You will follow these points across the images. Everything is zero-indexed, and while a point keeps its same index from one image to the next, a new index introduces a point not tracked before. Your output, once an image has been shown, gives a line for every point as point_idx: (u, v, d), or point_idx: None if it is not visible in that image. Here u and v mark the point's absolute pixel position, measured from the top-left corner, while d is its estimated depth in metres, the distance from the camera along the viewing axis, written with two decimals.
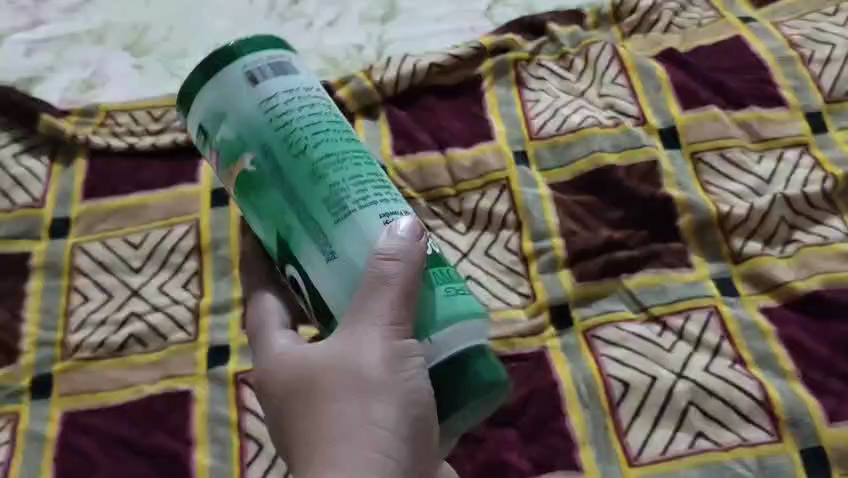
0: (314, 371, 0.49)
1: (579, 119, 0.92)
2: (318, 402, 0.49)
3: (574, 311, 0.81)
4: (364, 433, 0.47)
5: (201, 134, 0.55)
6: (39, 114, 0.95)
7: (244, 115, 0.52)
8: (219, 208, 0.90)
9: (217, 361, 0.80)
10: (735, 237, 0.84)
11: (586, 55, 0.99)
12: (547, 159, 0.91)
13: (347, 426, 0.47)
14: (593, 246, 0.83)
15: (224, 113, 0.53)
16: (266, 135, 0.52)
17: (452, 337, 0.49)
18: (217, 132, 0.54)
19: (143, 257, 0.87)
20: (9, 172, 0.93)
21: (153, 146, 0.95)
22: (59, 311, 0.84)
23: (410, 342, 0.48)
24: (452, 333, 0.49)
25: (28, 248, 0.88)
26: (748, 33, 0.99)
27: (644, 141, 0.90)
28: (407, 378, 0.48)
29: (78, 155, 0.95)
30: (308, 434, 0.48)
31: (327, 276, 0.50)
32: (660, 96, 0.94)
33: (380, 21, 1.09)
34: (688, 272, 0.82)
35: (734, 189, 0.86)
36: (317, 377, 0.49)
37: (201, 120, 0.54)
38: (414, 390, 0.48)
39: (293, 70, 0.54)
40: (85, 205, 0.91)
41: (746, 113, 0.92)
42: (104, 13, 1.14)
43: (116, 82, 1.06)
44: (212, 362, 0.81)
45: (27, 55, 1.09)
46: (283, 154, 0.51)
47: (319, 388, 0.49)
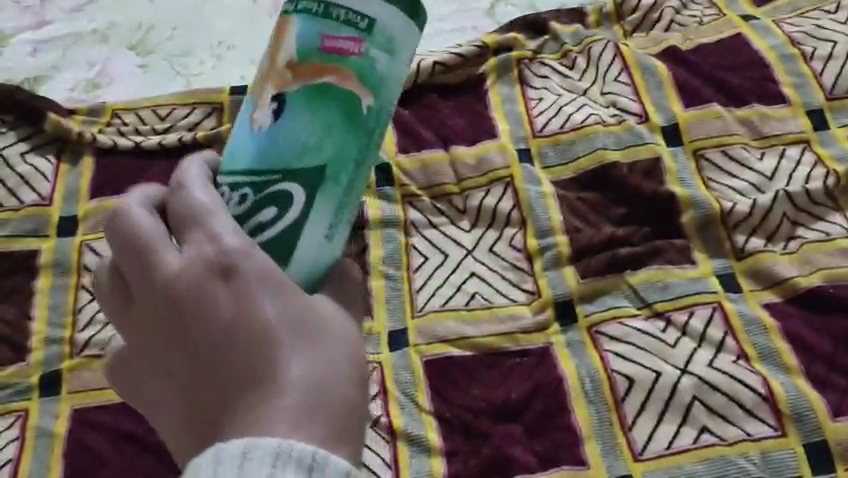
0: (286, 311, 0.40)
1: (582, 117, 0.92)
2: (282, 341, 0.39)
3: (578, 307, 0.82)
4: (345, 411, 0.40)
5: (360, 17, 0.42)
6: (45, 113, 0.96)
7: (398, 74, 0.43)
8: None
9: None
10: (738, 234, 0.84)
11: (588, 53, 0.99)
12: (551, 157, 0.91)
13: (326, 388, 0.40)
14: (596, 243, 0.84)
15: (392, 43, 0.43)
16: (386, 104, 0.44)
17: None
18: (374, 46, 0.42)
19: None
20: (16, 171, 0.93)
21: (160, 145, 0.96)
22: (67, 308, 0.85)
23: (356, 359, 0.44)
24: None
25: (36, 247, 0.89)
26: (749, 31, 1.00)
27: (647, 139, 0.90)
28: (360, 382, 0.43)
29: (85, 154, 0.96)
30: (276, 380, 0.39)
31: (319, 246, 0.43)
32: (662, 93, 0.94)
33: None
34: (691, 269, 0.83)
35: (737, 187, 0.87)
36: (295, 324, 0.40)
37: (365, 7, 0.42)
38: None
39: None
40: (93, 203, 0.92)
41: (748, 110, 0.92)
42: (107, 11, 1.14)
43: (121, 82, 1.08)
44: None
45: (33, 54, 1.10)
46: (379, 129, 0.44)
47: (304, 334, 0.40)
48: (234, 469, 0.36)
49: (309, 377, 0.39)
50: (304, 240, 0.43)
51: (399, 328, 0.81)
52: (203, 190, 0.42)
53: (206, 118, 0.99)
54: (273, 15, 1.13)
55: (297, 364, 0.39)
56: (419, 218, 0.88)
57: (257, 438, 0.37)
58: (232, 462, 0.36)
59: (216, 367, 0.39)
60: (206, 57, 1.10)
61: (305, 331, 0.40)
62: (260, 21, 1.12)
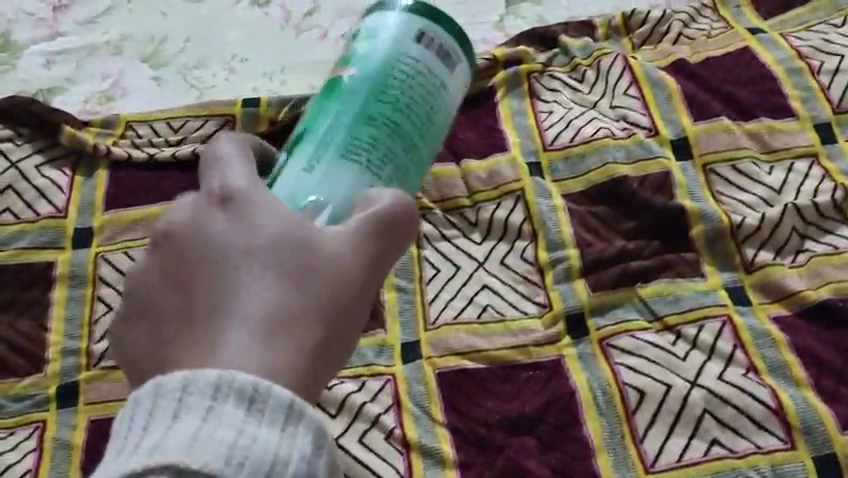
0: (244, 233, 0.42)
1: (592, 130, 0.93)
2: (236, 262, 0.41)
3: (590, 321, 0.83)
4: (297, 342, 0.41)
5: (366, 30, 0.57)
6: (61, 126, 0.97)
7: (375, 51, 0.55)
8: None
9: None
10: (747, 247, 0.85)
11: (598, 67, 1.00)
12: (561, 170, 0.92)
13: (275, 307, 0.41)
14: (607, 256, 0.85)
15: (374, 32, 0.56)
16: (369, 71, 0.55)
17: None
18: (367, 40, 0.56)
19: None
20: (32, 183, 0.94)
21: (173, 157, 0.96)
22: (84, 320, 0.86)
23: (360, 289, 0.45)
24: None
25: (53, 258, 0.90)
26: (757, 44, 1.01)
27: (657, 152, 0.91)
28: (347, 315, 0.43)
29: (100, 166, 0.97)
30: (224, 302, 0.41)
31: (291, 180, 0.52)
32: (672, 107, 0.95)
33: None
34: (701, 282, 0.84)
35: (746, 200, 0.88)
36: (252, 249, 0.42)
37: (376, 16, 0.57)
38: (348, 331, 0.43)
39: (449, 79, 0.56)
40: (108, 215, 0.93)
41: (757, 124, 0.93)
42: (121, 23, 1.16)
43: (135, 94, 1.09)
44: None
45: (47, 66, 1.11)
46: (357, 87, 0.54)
47: (262, 258, 0.42)
48: (174, 403, 0.38)
49: (255, 298, 0.41)
50: (284, 177, 0.52)
51: (412, 339, 0.82)
52: (235, 148, 0.47)
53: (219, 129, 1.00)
54: (285, 28, 1.14)
55: (250, 281, 0.41)
56: (431, 230, 0.89)
57: (195, 372, 0.39)
58: (174, 397, 0.38)
59: (177, 284, 0.42)
60: (218, 68, 1.11)
61: (267, 263, 0.41)
62: (271, 32, 1.13)
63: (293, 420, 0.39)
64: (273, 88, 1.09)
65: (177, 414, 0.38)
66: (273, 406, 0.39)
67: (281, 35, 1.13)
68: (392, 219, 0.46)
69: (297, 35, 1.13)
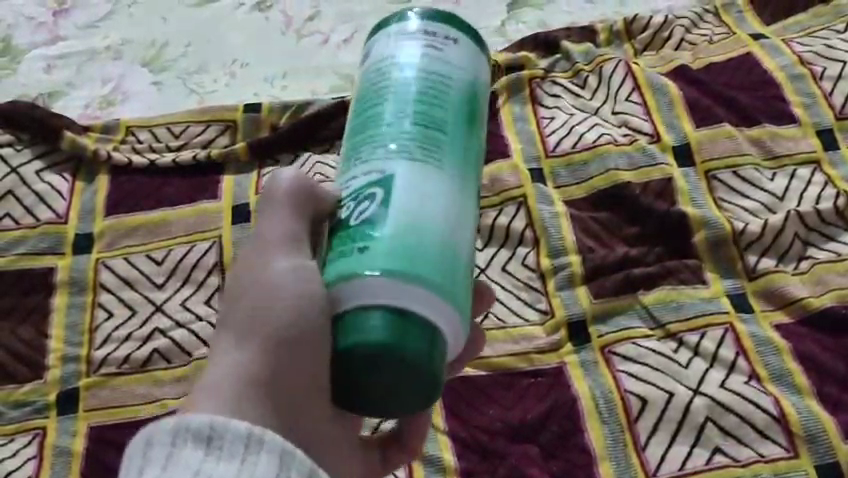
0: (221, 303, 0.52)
1: (594, 137, 0.93)
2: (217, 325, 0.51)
3: (592, 328, 0.82)
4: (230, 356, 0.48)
5: None
6: (62, 131, 0.97)
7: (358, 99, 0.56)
8: (241, 225, 0.91)
9: None
10: (750, 254, 0.85)
11: (600, 72, 1.00)
12: (563, 176, 0.92)
13: (221, 341, 0.49)
14: (609, 263, 0.85)
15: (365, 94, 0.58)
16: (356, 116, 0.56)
17: (375, 292, 0.45)
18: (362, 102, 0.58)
19: (166, 273, 0.88)
20: (32, 189, 0.94)
21: (174, 163, 0.96)
22: (84, 327, 0.86)
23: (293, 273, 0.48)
24: (369, 287, 0.45)
25: (53, 264, 0.90)
26: (759, 50, 1.00)
27: (658, 158, 0.91)
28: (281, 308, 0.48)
29: (100, 172, 0.97)
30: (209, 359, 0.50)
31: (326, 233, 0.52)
32: (673, 113, 0.94)
33: None
34: (703, 289, 0.84)
35: (748, 207, 0.88)
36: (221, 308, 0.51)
37: None
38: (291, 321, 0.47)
39: (397, 44, 0.53)
40: (109, 221, 0.93)
41: (759, 130, 0.93)
42: (122, 28, 1.15)
43: (136, 99, 1.09)
44: None
45: (47, 72, 1.11)
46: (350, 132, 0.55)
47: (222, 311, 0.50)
48: (141, 458, 0.43)
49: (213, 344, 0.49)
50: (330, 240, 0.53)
51: None
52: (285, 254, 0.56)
53: (220, 135, 1.00)
54: (286, 33, 1.13)
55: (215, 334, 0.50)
56: None
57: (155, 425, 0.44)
58: (141, 452, 0.44)
59: None
60: (219, 73, 1.10)
61: (222, 319, 0.50)
62: (272, 36, 1.13)
63: (253, 449, 0.43)
64: (274, 92, 1.08)
65: (143, 469, 0.43)
66: (233, 438, 0.43)
67: (282, 40, 1.13)
68: (297, 193, 0.51)
69: (298, 40, 1.12)
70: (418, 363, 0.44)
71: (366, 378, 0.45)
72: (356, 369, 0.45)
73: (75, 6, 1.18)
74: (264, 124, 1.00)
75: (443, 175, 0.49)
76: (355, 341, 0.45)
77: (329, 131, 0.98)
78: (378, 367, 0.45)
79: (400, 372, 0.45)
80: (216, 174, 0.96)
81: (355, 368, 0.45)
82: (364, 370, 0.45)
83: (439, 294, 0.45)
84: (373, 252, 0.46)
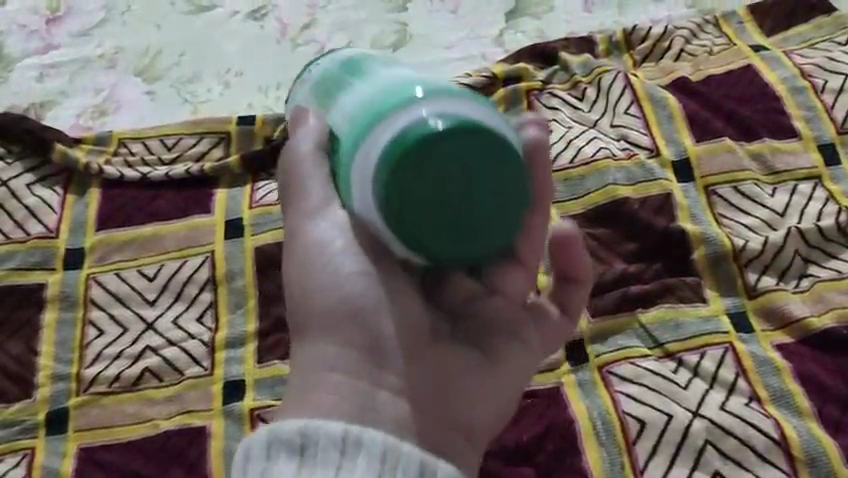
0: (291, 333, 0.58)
1: (592, 151, 0.92)
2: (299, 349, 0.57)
3: (589, 347, 0.81)
4: (316, 370, 0.54)
5: None
6: (52, 144, 0.96)
7: None
8: (234, 240, 0.90)
9: (233, 396, 0.81)
10: (750, 272, 0.84)
11: (599, 84, 0.98)
12: (561, 191, 0.90)
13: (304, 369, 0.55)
14: (607, 281, 0.84)
15: None
16: None
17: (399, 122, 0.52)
18: None
19: (158, 289, 0.87)
20: (23, 202, 0.93)
21: (166, 176, 0.95)
22: (74, 344, 0.85)
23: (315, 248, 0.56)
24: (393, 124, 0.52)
25: (42, 280, 0.88)
26: (759, 62, 0.99)
27: (658, 174, 0.89)
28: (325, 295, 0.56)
29: (92, 185, 0.95)
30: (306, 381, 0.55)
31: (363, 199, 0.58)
32: (673, 127, 0.93)
33: (391, 47, 1.09)
34: (702, 307, 0.82)
35: (748, 224, 0.86)
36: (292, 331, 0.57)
37: None
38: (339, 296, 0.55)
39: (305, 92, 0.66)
40: (100, 235, 0.91)
41: (759, 145, 0.91)
42: (115, 36, 1.14)
43: (128, 108, 1.07)
44: (227, 397, 0.81)
45: (39, 80, 1.10)
46: None
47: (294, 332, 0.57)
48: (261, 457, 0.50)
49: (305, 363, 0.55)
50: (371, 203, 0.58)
51: None
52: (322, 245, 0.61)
53: (213, 148, 0.99)
54: (281, 42, 1.12)
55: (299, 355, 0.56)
56: None
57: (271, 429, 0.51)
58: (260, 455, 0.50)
59: None
60: (213, 83, 1.09)
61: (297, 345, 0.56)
62: (267, 45, 1.12)
63: (349, 451, 0.49)
64: (269, 103, 1.07)
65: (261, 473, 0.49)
66: (326, 443, 0.49)
67: (277, 48, 1.11)
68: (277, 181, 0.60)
69: (293, 48, 1.11)
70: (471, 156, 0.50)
71: (442, 185, 0.50)
72: (431, 176, 0.50)
73: (69, 13, 1.16)
74: (258, 134, 0.98)
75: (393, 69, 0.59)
76: (400, 146, 0.50)
77: None
78: (443, 166, 0.50)
79: (456, 161, 0.50)
80: (209, 187, 0.95)
81: (410, 183, 0.50)
82: (424, 176, 0.50)
83: (467, 97, 0.53)
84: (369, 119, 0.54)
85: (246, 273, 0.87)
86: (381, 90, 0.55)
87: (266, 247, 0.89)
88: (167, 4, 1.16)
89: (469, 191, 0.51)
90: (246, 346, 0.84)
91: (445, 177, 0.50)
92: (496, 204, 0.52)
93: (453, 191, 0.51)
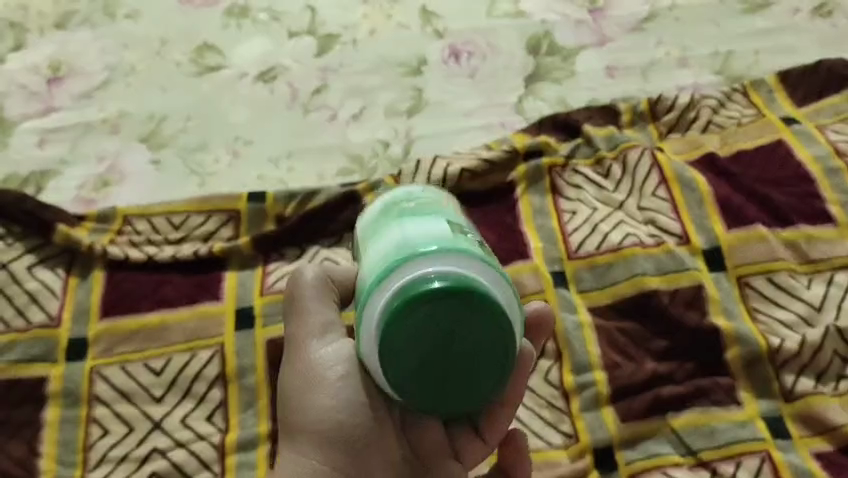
0: None
1: (619, 238, 0.88)
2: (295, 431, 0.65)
3: (618, 454, 0.77)
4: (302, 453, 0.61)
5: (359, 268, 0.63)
6: (54, 225, 0.92)
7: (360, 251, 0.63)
8: (244, 332, 0.86)
9: None
10: (786, 373, 0.79)
11: (624, 160, 0.95)
12: (587, 281, 0.86)
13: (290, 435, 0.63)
14: (636, 382, 0.80)
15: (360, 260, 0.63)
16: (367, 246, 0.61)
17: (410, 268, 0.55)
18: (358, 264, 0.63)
19: (165, 385, 0.83)
20: (23, 287, 0.89)
21: (173, 258, 0.91)
22: (77, 445, 0.80)
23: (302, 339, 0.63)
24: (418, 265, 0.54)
25: (44, 373, 0.84)
26: (791, 138, 0.96)
27: (687, 264, 0.85)
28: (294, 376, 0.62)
29: (95, 267, 0.91)
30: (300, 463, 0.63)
31: (377, 263, 0.57)
32: (703, 212, 0.89)
33: (407, 113, 1.06)
34: (737, 411, 0.78)
35: (783, 320, 0.82)
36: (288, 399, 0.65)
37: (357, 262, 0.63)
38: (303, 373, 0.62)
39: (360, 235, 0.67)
40: (104, 324, 0.87)
41: (793, 232, 0.88)
42: (119, 99, 1.11)
43: (134, 181, 1.04)
44: None
45: (40, 147, 1.07)
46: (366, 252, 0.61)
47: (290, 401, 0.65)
48: None
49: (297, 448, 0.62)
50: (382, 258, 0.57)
51: None
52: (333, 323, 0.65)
53: (222, 227, 0.95)
54: (292, 107, 1.08)
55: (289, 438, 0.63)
56: None
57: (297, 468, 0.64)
58: None
59: None
60: (221, 151, 1.05)
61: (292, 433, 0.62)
62: (277, 110, 1.08)
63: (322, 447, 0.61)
64: (283, 172, 1.02)
65: None
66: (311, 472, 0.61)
67: (288, 114, 1.07)
68: (293, 293, 0.66)
69: (305, 115, 1.07)
70: (482, 303, 0.54)
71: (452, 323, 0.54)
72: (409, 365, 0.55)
73: (71, 73, 1.14)
74: (269, 214, 0.95)
75: (384, 232, 0.60)
76: (454, 279, 0.54)
77: (338, 224, 0.94)
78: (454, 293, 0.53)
79: (461, 318, 0.54)
80: (217, 270, 0.91)
81: (432, 328, 0.54)
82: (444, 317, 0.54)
83: (446, 251, 0.55)
84: (378, 271, 0.56)
85: (257, 369, 0.83)
86: (399, 243, 0.57)
87: (278, 341, 0.85)
88: (172, 65, 1.14)
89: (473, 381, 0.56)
90: (258, 449, 0.80)
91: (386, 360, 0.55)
92: (439, 331, 0.54)
93: (449, 330, 0.54)
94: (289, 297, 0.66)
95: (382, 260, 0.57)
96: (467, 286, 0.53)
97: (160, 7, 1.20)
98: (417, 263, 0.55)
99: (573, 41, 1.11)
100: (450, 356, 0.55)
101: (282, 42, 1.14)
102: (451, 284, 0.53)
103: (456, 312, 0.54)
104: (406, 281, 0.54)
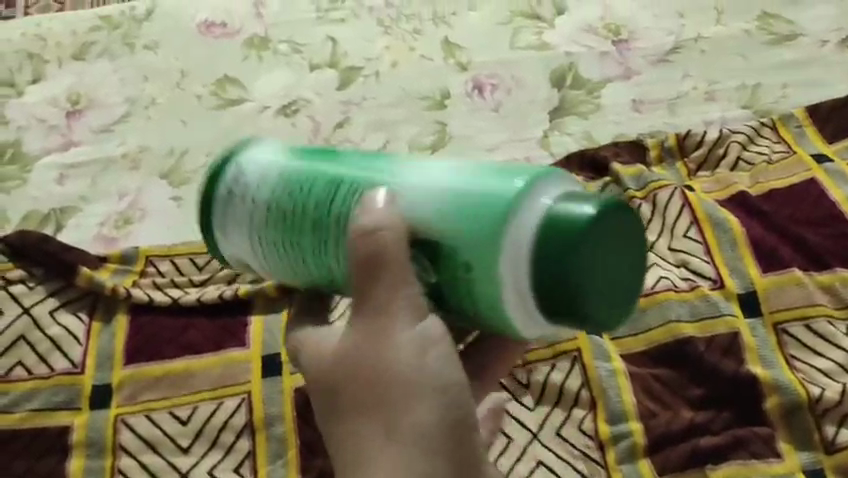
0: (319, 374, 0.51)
1: (651, 281, 0.86)
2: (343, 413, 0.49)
3: None
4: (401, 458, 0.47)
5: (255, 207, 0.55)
6: (77, 267, 0.91)
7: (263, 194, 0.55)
8: (272, 379, 0.84)
9: None
10: (827, 424, 0.78)
11: (654, 199, 0.93)
12: (619, 327, 0.84)
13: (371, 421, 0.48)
14: (674, 432, 0.78)
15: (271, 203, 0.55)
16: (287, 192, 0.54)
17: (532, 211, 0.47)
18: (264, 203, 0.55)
19: (191, 434, 0.82)
20: (46, 332, 0.88)
21: (197, 301, 0.89)
22: None
23: (385, 302, 0.48)
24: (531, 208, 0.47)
25: (68, 421, 0.83)
26: (823, 176, 0.94)
27: (723, 309, 0.83)
28: (386, 359, 0.47)
29: (119, 311, 0.90)
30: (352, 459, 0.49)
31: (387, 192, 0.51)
32: (737, 255, 0.87)
33: (430, 149, 1.04)
34: (777, 463, 0.76)
35: (822, 368, 0.81)
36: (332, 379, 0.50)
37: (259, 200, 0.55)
38: (404, 354, 0.47)
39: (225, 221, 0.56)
40: (128, 370, 0.86)
41: (830, 276, 0.85)
42: (138, 132, 1.10)
43: (156, 219, 1.02)
44: None
45: (59, 182, 1.06)
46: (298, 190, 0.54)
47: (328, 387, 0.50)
48: None
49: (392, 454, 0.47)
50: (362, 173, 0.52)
51: None
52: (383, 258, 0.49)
53: None
54: (314, 142, 1.07)
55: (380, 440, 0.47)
56: None
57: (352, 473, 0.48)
58: None
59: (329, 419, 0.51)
60: None
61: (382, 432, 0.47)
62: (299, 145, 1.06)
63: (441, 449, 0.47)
64: None
65: None
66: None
67: None
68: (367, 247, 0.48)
69: None
70: (629, 234, 0.48)
71: (597, 248, 0.47)
72: (556, 249, 0.46)
73: (90, 106, 1.13)
74: None
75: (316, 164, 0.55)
76: (597, 204, 0.47)
77: None
78: (613, 236, 0.47)
79: (604, 248, 0.47)
80: (242, 314, 0.89)
81: (579, 252, 0.46)
82: (609, 256, 0.47)
83: (548, 182, 0.48)
84: (484, 202, 0.47)
85: (285, 418, 0.82)
86: (457, 182, 0.49)
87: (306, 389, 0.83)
88: (192, 97, 1.12)
89: (613, 297, 0.48)
90: None
91: (546, 268, 0.46)
92: (614, 269, 0.48)
93: (587, 270, 0.46)
94: (362, 246, 0.48)
95: (473, 183, 0.49)
96: (611, 205, 0.47)
97: (179, 37, 1.19)
98: (535, 196, 0.48)
99: (599, 74, 1.09)
100: (603, 287, 0.47)
101: (303, 74, 1.13)
102: (598, 206, 0.47)
103: (613, 221, 0.47)
104: (545, 212, 0.47)
